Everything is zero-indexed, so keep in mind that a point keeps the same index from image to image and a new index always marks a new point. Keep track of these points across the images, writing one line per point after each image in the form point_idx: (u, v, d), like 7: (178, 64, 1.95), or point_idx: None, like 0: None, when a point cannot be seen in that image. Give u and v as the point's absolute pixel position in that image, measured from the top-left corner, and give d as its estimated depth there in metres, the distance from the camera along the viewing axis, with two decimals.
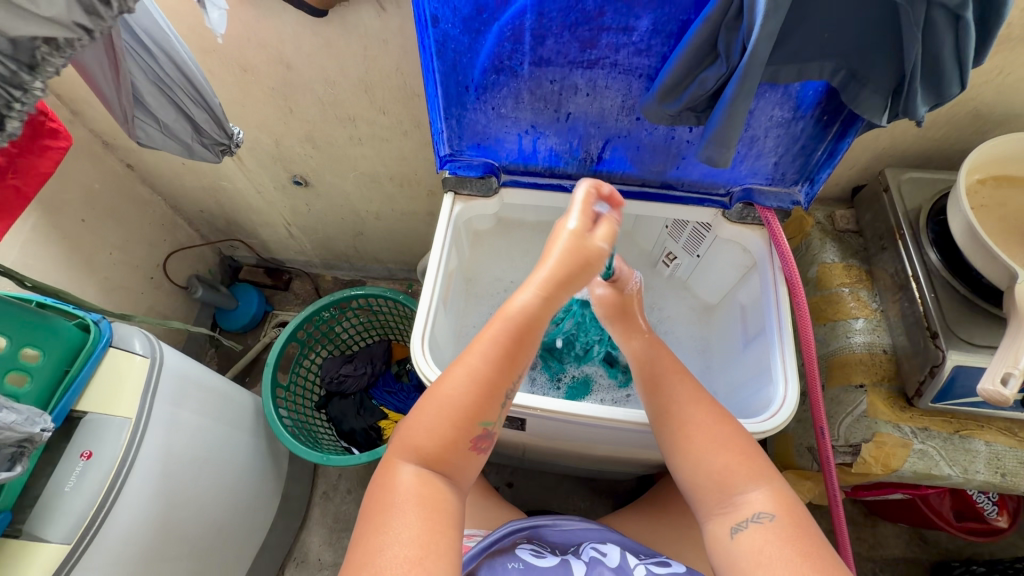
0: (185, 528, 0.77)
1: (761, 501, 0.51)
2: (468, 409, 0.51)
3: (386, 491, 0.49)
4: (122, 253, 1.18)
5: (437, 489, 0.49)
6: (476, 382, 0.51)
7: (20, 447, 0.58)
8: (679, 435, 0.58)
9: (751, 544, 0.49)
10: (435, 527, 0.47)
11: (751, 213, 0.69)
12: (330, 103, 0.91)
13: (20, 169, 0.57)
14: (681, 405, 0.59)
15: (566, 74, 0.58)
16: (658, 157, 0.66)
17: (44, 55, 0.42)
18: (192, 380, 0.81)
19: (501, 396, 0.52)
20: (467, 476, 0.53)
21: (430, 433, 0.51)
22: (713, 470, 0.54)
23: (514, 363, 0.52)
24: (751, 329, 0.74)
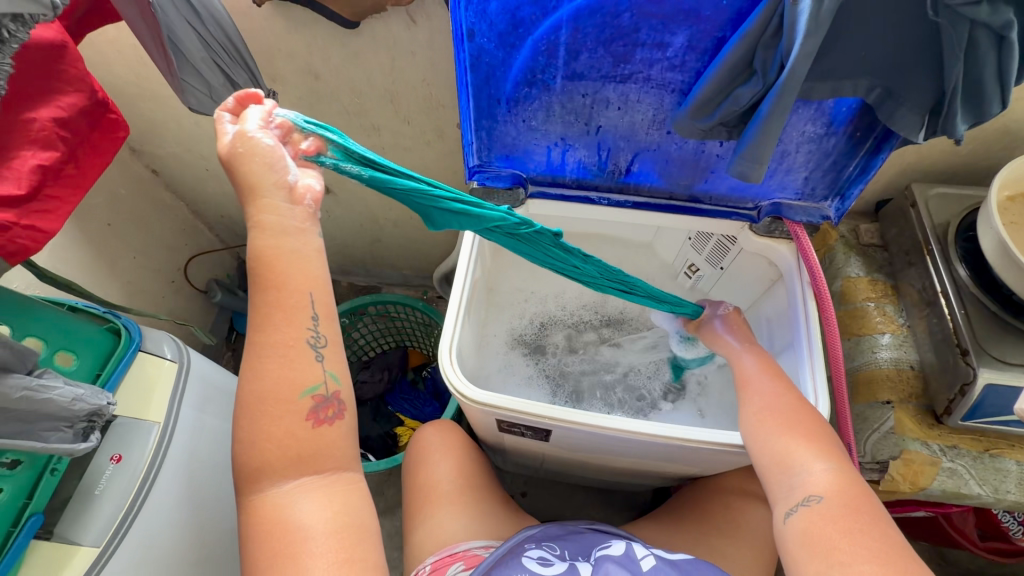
0: (214, 533, 0.78)
1: (818, 485, 0.52)
2: (282, 388, 0.46)
3: (277, 538, 0.45)
4: (145, 257, 1.19)
5: (333, 495, 0.48)
6: (281, 369, 0.46)
7: (90, 422, 0.61)
8: (754, 419, 0.58)
9: (802, 527, 0.50)
10: (345, 543, 0.46)
11: (780, 227, 0.70)
12: (354, 112, 0.92)
13: (78, 158, 0.59)
14: (760, 395, 0.60)
15: (598, 88, 0.58)
16: (686, 170, 0.66)
17: (10, 31, 0.42)
18: (216, 385, 0.82)
19: (308, 350, 0.47)
20: (350, 449, 0.50)
21: (274, 453, 0.46)
22: (774, 451, 0.55)
23: (293, 311, 0.46)
24: (778, 342, 0.73)
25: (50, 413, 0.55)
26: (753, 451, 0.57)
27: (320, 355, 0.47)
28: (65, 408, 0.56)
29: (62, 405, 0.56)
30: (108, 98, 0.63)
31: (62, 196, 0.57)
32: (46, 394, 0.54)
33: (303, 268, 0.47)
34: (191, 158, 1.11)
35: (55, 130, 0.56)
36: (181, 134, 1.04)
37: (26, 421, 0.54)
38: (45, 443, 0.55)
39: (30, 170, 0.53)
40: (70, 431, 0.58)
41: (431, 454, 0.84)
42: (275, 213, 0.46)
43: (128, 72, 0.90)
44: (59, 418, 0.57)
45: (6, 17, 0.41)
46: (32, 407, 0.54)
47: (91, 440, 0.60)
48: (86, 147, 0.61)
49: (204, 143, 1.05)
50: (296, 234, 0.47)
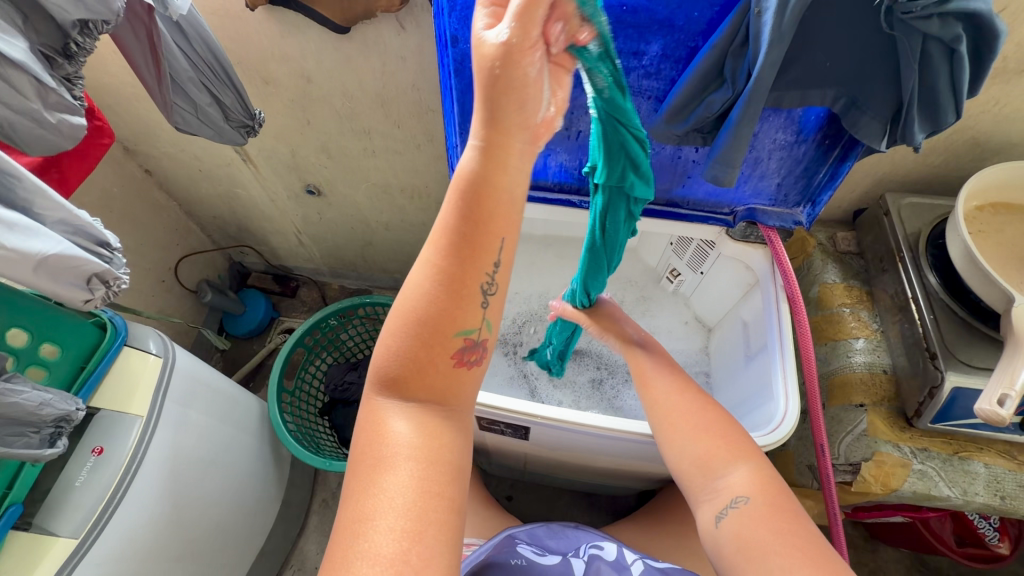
0: (189, 528, 0.79)
1: (740, 485, 0.53)
2: (441, 320, 0.42)
3: (376, 444, 0.42)
4: (136, 255, 1.20)
5: (435, 429, 0.43)
6: (444, 292, 0.41)
7: (58, 428, 0.61)
8: (665, 424, 0.59)
9: (733, 529, 0.52)
10: (432, 482, 0.40)
11: (755, 231, 0.71)
12: (346, 116, 0.94)
13: (62, 165, 0.62)
14: (662, 398, 0.61)
15: (577, 94, 0.60)
16: (665, 175, 0.68)
17: (77, 44, 0.52)
18: (202, 381, 0.83)
19: (475, 292, 0.42)
20: (472, 397, 0.46)
21: (404, 364, 0.43)
22: (694, 455, 0.56)
23: (479, 252, 0.41)
24: (753, 345, 0.75)
25: (16, 416, 0.56)
26: (673, 459, 0.58)
27: (487, 299, 0.43)
28: (32, 413, 0.56)
29: (28, 410, 0.56)
30: (94, 106, 0.65)
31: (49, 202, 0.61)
32: (10, 399, 0.55)
33: (506, 212, 0.42)
34: (184, 159, 1.13)
35: None
36: (174, 136, 1.06)
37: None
38: (8, 448, 0.56)
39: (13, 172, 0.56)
40: (37, 436, 0.59)
41: None
42: (508, 149, 0.40)
43: (123, 73, 0.91)
44: (26, 422, 0.57)
45: (75, 26, 0.50)
46: None
47: (58, 446, 0.60)
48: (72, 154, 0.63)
49: (197, 144, 1.06)
50: (517, 173, 0.41)
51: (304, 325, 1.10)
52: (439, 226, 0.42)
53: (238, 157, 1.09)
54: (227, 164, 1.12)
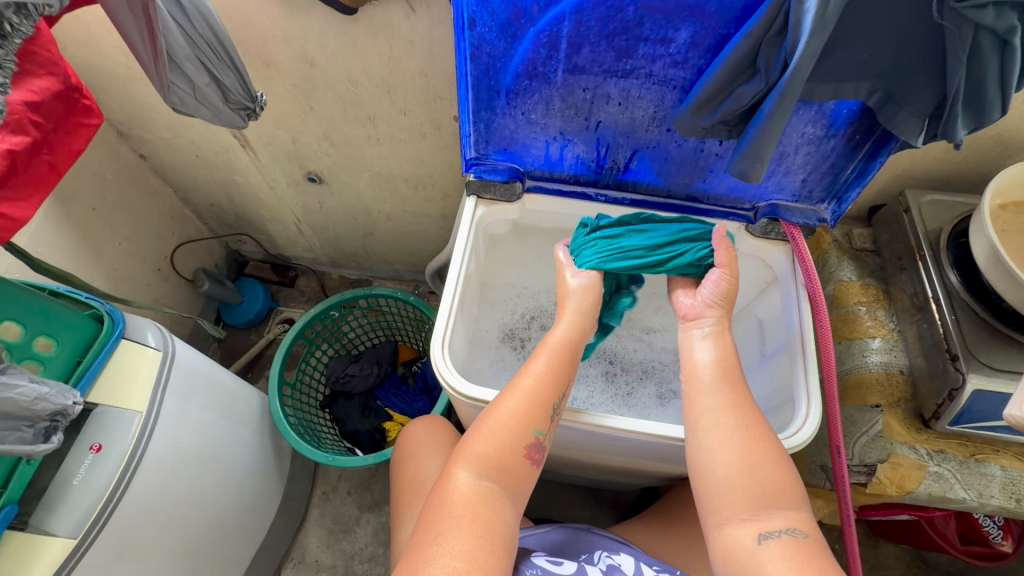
0: (187, 523, 0.78)
1: (796, 519, 0.51)
2: (521, 420, 0.57)
3: (445, 503, 0.52)
4: (131, 244, 1.17)
5: (488, 499, 0.53)
6: (531, 399, 0.58)
7: (54, 422, 0.59)
8: (735, 439, 0.54)
9: (783, 551, 0.49)
10: (481, 539, 0.50)
11: (777, 228, 0.69)
12: (350, 102, 0.91)
13: (50, 145, 0.55)
14: (736, 413, 0.56)
15: (599, 83, 0.58)
16: (685, 169, 0.66)
17: (13, 25, 0.43)
18: (201, 374, 0.80)
19: (548, 408, 0.58)
20: (524, 487, 0.57)
21: (489, 445, 0.55)
22: (760, 481, 0.53)
23: (561, 377, 0.60)
24: (770, 344, 0.73)
25: (10, 411, 0.53)
26: (730, 472, 0.53)
27: (555, 416, 0.59)
28: (26, 408, 0.54)
29: (23, 405, 0.54)
30: (81, 84, 0.57)
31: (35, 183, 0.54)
32: (6, 393, 0.52)
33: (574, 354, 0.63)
34: (180, 144, 1.09)
35: (26, 114, 0.51)
36: (170, 120, 1.02)
37: None
38: (1, 443, 0.53)
39: None
40: (30, 430, 0.56)
41: (420, 449, 0.82)
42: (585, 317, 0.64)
43: (117, 54, 0.87)
44: (20, 417, 0.55)
45: (9, 8, 0.42)
46: None
47: (53, 441, 0.58)
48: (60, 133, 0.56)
49: (194, 129, 1.03)
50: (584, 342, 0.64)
51: (305, 317, 1.08)
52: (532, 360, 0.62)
53: (237, 143, 1.06)
54: (225, 150, 1.08)
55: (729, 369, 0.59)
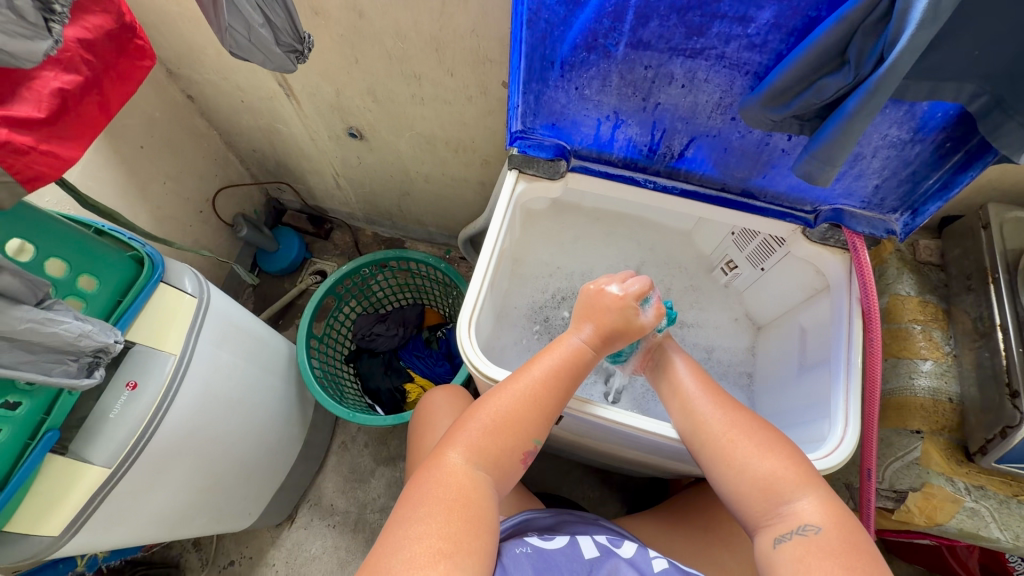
0: (211, 459, 0.82)
1: (810, 513, 0.51)
2: (517, 415, 0.57)
3: (435, 483, 0.53)
4: (175, 184, 1.18)
5: (478, 483, 0.54)
6: (531, 402, 0.58)
7: (96, 357, 0.58)
8: (723, 442, 0.57)
9: (793, 554, 0.50)
10: (470, 522, 0.51)
11: (836, 235, 0.63)
12: (397, 58, 0.88)
13: (101, 89, 0.51)
14: (714, 417, 0.59)
15: (663, 61, 0.53)
16: (744, 163, 0.60)
17: None
18: (233, 322, 0.83)
19: (548, 417, 0.59)
20: (509, 482, 0.58)
21: (483, 437, 0.57)
22: (760, 476, 0.54)
23: (569, 383, 0.60)
24: (810, 355, 0.70)
25: (55, 346, 0.53)
26: (731, 488, 0.56)
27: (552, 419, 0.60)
28: (70, 344, 0.53)
29: (68, 341, 0.53)
30: (136, 22, 0.54)
31: (84, 124, 0.50)
32: (52, 329, 0.51)
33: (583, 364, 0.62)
34: (227, 88, 1.09)
35: (79, 52, 0.48)
36: (218, 62, 1.01)
37: (32, 351, 0.52)
38: (47, 376, 0.53)
39: (52, 94, 0.46)
40: (75, 364, 0.56)
41: (439, 417, 0.82)
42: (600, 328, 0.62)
43: None
44: (64, 351, 0.54)
45: None
46: (37, 339, 0.50)
47: (95, 376, 0.58)
48: (111, 77, 0.52)
49: (242, 74, 1.02)
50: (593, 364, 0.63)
51: (337, 273, 1.09)
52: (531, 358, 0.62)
53: (282, 92, 1.05)
54: (270, 97, 1.08)
55: (704, 377, 0.64)
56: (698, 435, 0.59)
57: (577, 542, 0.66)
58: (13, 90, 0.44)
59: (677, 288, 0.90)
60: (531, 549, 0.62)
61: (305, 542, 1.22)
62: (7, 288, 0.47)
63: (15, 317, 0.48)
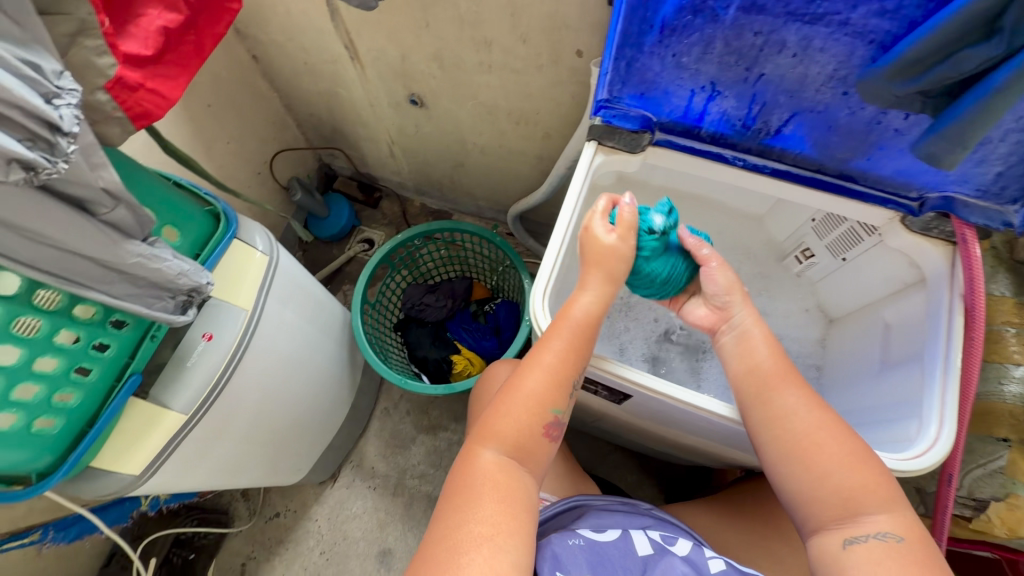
0: (271, 413, 0.84)
1: (887, 522, 0.50)
2: (536, 397, 0.56)
3: (467, 475, 0.53)
4: (237, 144, 1.20)
5: (510, 469, 0.53)
6: (551, 379, 0.56)
7: (189, 296, 0.60)
8: (804, 444, 0.54)
9: (867, 556, 0.49)
10: (508, 507, 0.51)
11: (942, 225, 0.59)
12: (469, 22, 0.85)
13: (198, 29, 0.49)
14: (800, 414, 0.55)
15: (776, 27, 0.49)
16: (848, 142, 0.56)
17: None
18: (297, 281, 0.84)
19: (567, 385, 0.57)
20: (542, 462, 0.57)
21: (508, 425, 0.55)
22: (843, 486, 0.52)
23: (584, 356, 0.57)
24: (894, 352, 0.66)
25: (157, 282, 0.54)
26: (804, 489, 0.54)
27: (574, 392, 0.58)
28: (170, 281, 0.55)
29: (169, 279, 0.54)
30: None
31: (184, 65, 0.48)
32: (157, 266, 0.52)
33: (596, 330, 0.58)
34: (292, 49, 1.09)
35: None
36: (285, 22, 1.01)
37: (137, 284, 0.53)
38: (149, 309, 0.55)
39: (158, 32, 0.44)
40: (172, 301, 0.57)
41: (501, 390, 0.83)
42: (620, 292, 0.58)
43: None
44: (163, 287, 0.55)
45: None
46: (143, 274, 0.52)
47: (189, 314, 0.60)
48: (207, 16, 0.50)
49: (309, 35, 1.02)
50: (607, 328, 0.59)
51: (391, 241, 1.09)
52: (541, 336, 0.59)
53: (347, 55, 1.04)
54: (334, 60, 1.07)
55: (785, 362, 0.58)
56: (771, 428, 0.56)
57: (630, 536, 0.65)
58: (121, 25, 0.43)
59: (745, 274, 0.86)
60: (584, 542, 0.61)
61: (347, 501, 1.26)
62: (121, 221, 0.48)
63: (127, 252, 0.49)
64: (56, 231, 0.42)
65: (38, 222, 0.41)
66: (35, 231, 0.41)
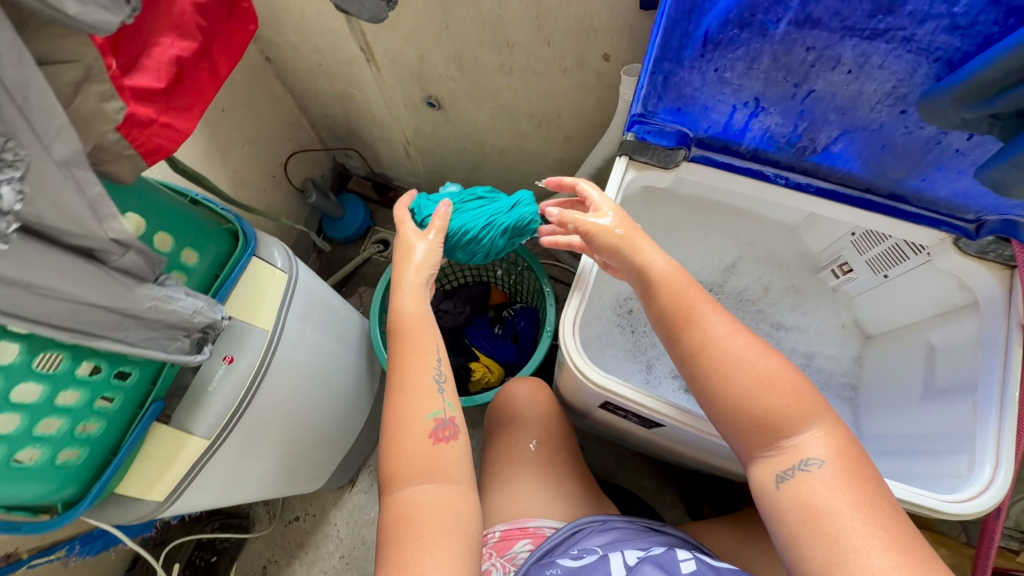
0: (291, 429, 0.83)
1: (815, 445, 0.47)
2: (411, 413, 0.55)
3: (396, 520, 0.52)
4: (252, 148, 1.18)
5: (435, 497, 0.52)
6: (417, 387, 0.57)
7: (205, 333, 0.58)
8: (722, 374, 0.50)
9: (799, 494, 0.46)
10: (445, 525, 0.51)
11: (1000, 248, 0.56)
12: (491, 23, 0.82)
13: (211, 54, 0.46)
14: (727, 339, 0.51)
15: (832, 42, 0.46)
16: (902, 162, 0.53)
17: None
18: (315, 295, 0.82)
19: (432, 386, 0.57)
20: (463, 467, 0.56)
21: (406, 455, 0.54)
22: (762, 413, 0.48)
23: (415, 342, 0.59)
24: (942, 378, 0.63)
25: (172, 323, 0.52)
26: (727, 415, 0.50)
27: (441, 387, 0.58)
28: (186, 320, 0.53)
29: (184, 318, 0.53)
30: None
31: (199, 95, 0.46)
32: (170, 306, 0.50)
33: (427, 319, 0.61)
34: (306, 50, 1.06)
35: (194, 17, 0.43)
36: (300, 23, 0.98)
37: (149, 328, 0.51)
38: (166, 352, 0.54)
39: (170, 63, 0.42)
40: (186, 341, 0.56)
41: (520, 412, 0.85)
42: (404, 275, 0.63)
43: None
44: (178, 327, 0.54)
45: None
46: (156, 317, 0.50)
47: (205, 352, 0.58)
48: (221, 40, 0.47)
49: (324, 37, 0.99)
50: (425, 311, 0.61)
51: (409, 248, 1.07)
52: (392, 351, 0.61)
53: (363, 57, 1.01)
54: (350, 62, 1.04)
55: (684, 278, 0.54)
56: (695, 361, 0.52)
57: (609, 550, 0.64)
58: (133, 58, 0.40)
59: (776, 287, 0.84)
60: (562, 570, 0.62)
61: (366, 505, 1.26)
62: (134, 266, 0.46)
63: (142, 295, 0.47)
64: (68, 285, 0.41)
65: (43, 276, 0.38)
66: (44, 286, 0.39)
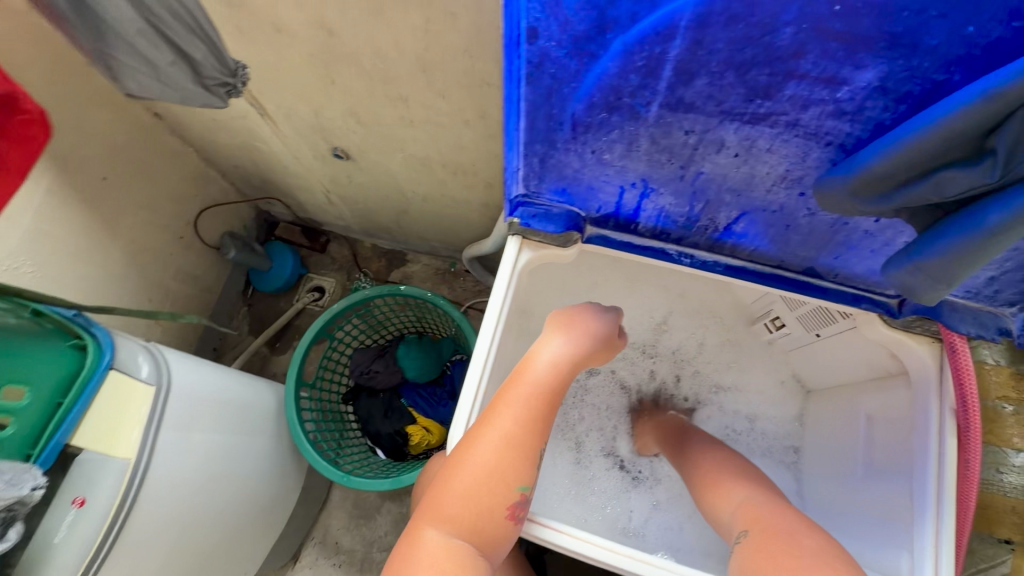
0: (193, 544, 0.74)
1: (742, 501, 0.53)
2: (497, 474, 0.48)
3: (410, 559, 0.45)
4: (149, 213, 1.07)
5: (462, 559, 0.45)
6: (506, 448, 0.49)
7: (9, 513, 0.50)
8: (697, 468, 0.62)
9: (745, 555, 0.45)
10: None
11: (925, 323, 0.50)
12: (378, 79, 0.73)
13: None
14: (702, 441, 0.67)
15: (711, 126, 0.39)
16: (810, 240, 0.47)
17: None
18: (202, 395, 0.73)
19: (535, 459, 0.50)
20: (505, 545, 0.49)
21: (463, 505, 0.47)
22: (713, 494, 0.57)
23: (532, 409, 0.51)
24: (879, 454, 0.58)
25: None
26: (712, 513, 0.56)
27: (536, 466, 0.51)
28: None
29: None
30: (22, 93, 0.47)
31: None
32: None
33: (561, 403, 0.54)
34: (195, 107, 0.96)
35: None
36: None
37: None
38: None
39: None
40: None
41: None
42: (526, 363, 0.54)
43: None
44: None
45: None
46: None
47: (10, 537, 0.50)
48: None
49: None
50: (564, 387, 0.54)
51: (325, 314, 0.98)
52: (496, 395, 0.52)
53: (255, 111, 0.92)
54: (244, 117, 0.95)
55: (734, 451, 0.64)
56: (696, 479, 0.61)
57: None
58: None
59: (711, 343, 0.79)
60: None
61: None
62: None
63: None
64: None
65: None
66: None
